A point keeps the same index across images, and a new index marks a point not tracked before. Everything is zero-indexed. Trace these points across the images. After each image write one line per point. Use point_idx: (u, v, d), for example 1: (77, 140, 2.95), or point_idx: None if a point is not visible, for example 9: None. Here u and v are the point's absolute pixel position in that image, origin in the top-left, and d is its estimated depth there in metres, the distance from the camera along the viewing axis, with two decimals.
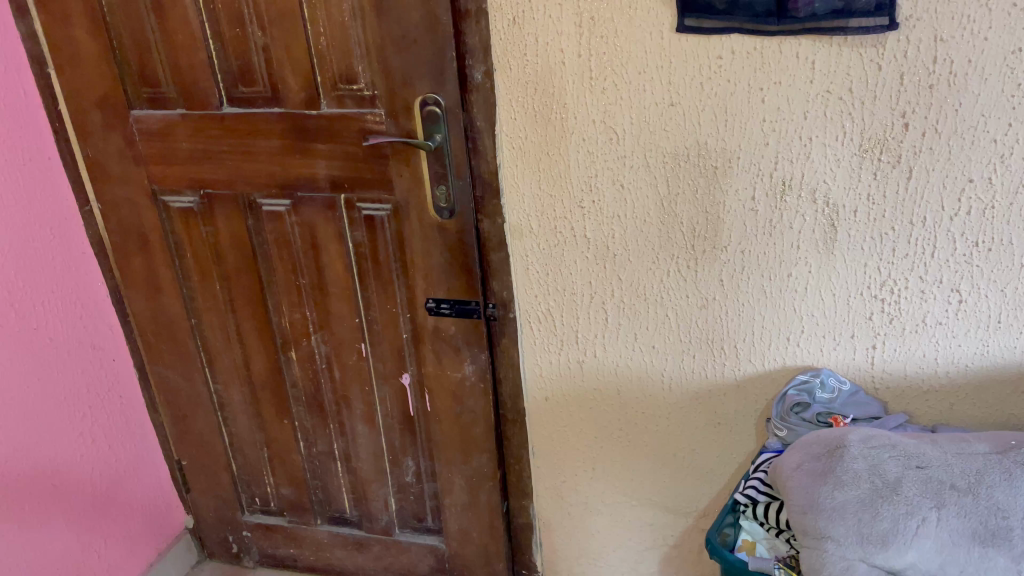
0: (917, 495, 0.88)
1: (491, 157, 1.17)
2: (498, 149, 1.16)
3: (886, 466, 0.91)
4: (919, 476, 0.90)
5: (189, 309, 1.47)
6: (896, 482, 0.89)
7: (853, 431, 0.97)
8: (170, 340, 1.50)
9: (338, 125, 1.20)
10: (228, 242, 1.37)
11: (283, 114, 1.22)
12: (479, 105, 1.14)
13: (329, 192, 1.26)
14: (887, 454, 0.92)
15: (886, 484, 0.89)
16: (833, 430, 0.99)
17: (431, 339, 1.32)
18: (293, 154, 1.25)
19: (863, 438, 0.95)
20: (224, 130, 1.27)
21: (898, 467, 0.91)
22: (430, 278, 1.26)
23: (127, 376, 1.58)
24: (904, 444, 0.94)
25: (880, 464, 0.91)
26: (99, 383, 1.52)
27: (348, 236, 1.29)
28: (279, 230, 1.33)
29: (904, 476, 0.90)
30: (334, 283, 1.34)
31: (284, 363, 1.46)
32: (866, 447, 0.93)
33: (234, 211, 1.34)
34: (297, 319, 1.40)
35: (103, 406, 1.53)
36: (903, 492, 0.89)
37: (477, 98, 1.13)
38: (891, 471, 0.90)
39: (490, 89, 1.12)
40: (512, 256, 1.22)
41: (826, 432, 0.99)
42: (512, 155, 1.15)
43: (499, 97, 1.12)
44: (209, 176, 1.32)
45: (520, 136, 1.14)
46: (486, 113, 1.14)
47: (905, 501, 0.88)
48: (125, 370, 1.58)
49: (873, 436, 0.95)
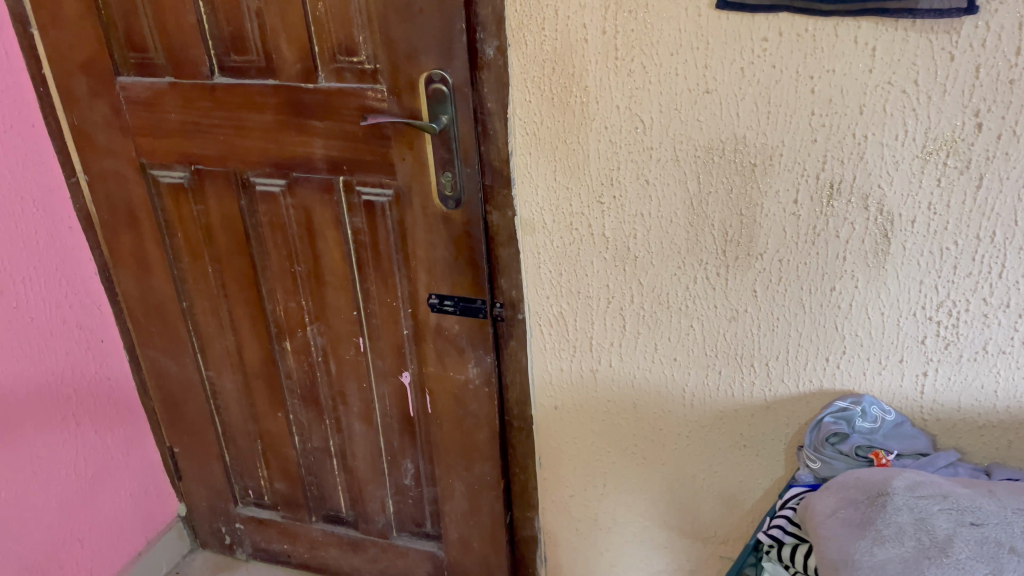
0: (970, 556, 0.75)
1: (501, 144, 1.05)
2: (510, 135, 1.03)
3: (933, 520, 0.78)
4: (976, 535, 0.76)
5: (180, 292, 1.38)
6: (946, 541, 0.76)
7: (901, 473, 0.85)
8: (161, 322, 1.41)
9: (337, 101, 1.09)
10: (220, 222, 1.27)
11: (278, 86, 1.11)
12: (490, 84, 1.01)
13: (326, 174, 1.16)
14: (935, 508, 0.80)
15: (935, 541, 0.77)
16: (876, 470, 0.87)
17: (433, 337, 1.23)
18: (288, 131, 1.14)
19: (909, 486, 0.82)
20: (215, 101, 1.16)
21: (947, 522, 0.78)
22: (434, 272, 1.17)
23: (118, 358, 1.49)
24: (958, 496, 0.81)
25: (926, 519, 0.79)
26: (85, 366, 1.43)
27: (347, 222, 1.19)
28: (274, 212, 1.23)
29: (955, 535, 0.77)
30: (332, 273, 1.24)
31: (278, 353, 1.36)
32: (912, 499, 0.81)
33: (225, 190, 1.24)
34: (291, 308, 1.31)
35: (90, 389, 1.45)
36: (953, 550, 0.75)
37: (489, 76, 1.01)
38: (940, 528, 0.78)
39: (502, 67, 1.00)
40: (522, 252, 1.11)
41: (868, 472, 0.87)
42: (525, 142, 1.03)
43: (513, 76, 1.00)
44: (199, 151, 1.21)
45: (535, 121, 1.01)
46: (497, 95, 1.02)
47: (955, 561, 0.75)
48: (115, 352, 1.49)
49: (921, 485, 0.82)
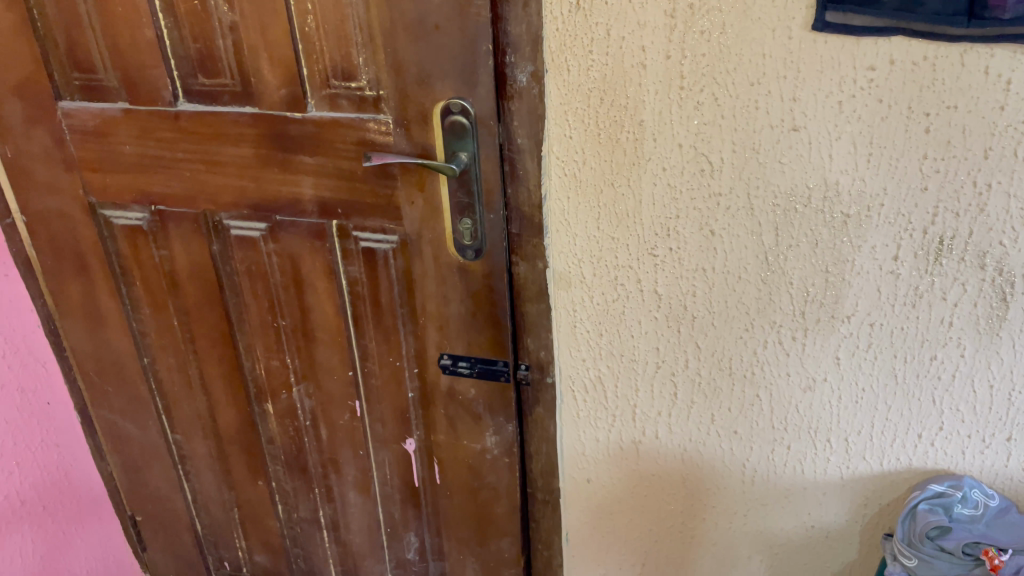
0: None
1: (532, 186, 0.87)
2: (544, 175, 0.86)
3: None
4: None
5: (140, 347, 1.18)
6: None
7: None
8: (118, 380, 1.22)
9: (332, 134, 0.91)
10: (187, 270, 1.08)
11: (257, 115, 0.93)
12: (521, 117, 0.84)
13: (316, 217, 0.97)
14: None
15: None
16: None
17: (444, 402, 1.06)
18: (271, 168, 0.96)
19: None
20: (180, 132, 0.97)
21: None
22: (447, 330, 1.00)
23: (69, 423, 1.28)
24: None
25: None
26: (29, 436, 1.25)
27: (342, 271, 1.01)
28: (253, 260, 1.04)
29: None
30: (322, 328, 1.06)
31: (258, 415, 1.18)
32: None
33: (193, 234, 1.04)
34: (274, 367, 1.12)
35: (35, 461, 1.26)
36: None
37: (519, 106, 0.83)
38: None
39: (536, 96, 0.82)
40: (553, 309, 0.94)
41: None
42: (562, 184, 0.86)
43: (550, 106, 0.82)
44: (161, 189, 1.02)
45: (576, 160, 0.84)
46: (529, 129, 0.84)
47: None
48: (66, 416, 1.28)
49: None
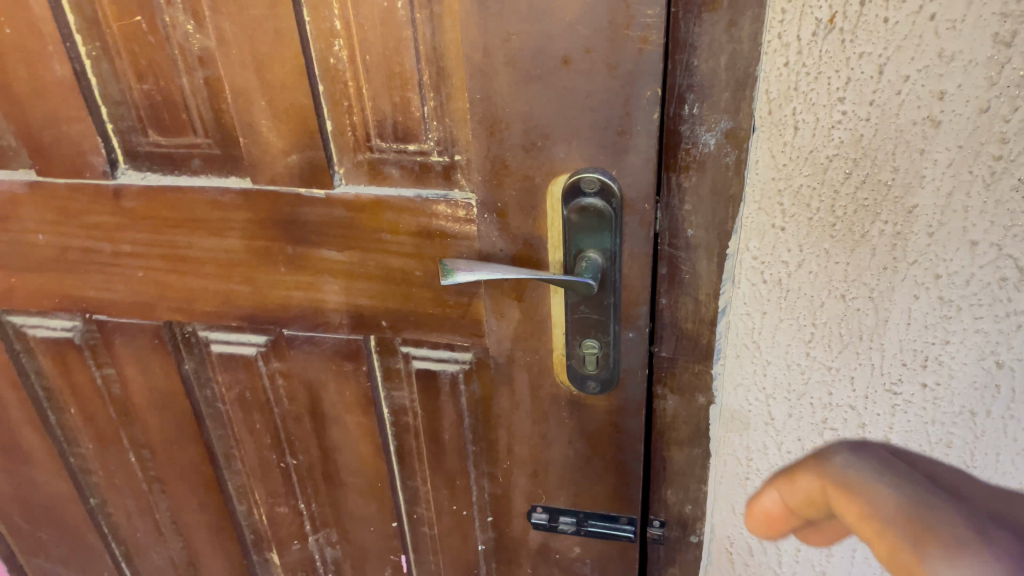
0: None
1: (703, 295, 0.57)
2: (726, 281, 0.56)
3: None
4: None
5: (83, 486, 0.85)
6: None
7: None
8: (56, 526, 0.89)
9: (374, 220, 0.57)
10: (145, 398, 0.74)
11: (248, 192, 0.58)
12: (698, 198, 0.53)
13: (348, 332, 0.64)
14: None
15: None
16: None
17: (531, 560, 0.76)
18: (274, 267, 0.62)
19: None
20: (122, 216, 0.61)
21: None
22: (543, 478, 0.70)
23: None
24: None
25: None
26: None
27: (384, 399, 0.69)
28: (248, 386, 0.71)
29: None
30: (354, 471, 0.74)
31: (258, 565, 0.87)
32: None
33: (152, 353, 0.70)
34: (280, 513, 0.81)
35: None
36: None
37: (698, 182, 0.52)
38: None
39: (729, 167, 0.51)
40: (715, 454, 0.64)
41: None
42: (756, 294, 0.55)
43: (753, 182, 0.51)
44: (98, 294, 0.67)
45: (786, 262, 0.53)
46: (709, 216, 0.53)
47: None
48: None
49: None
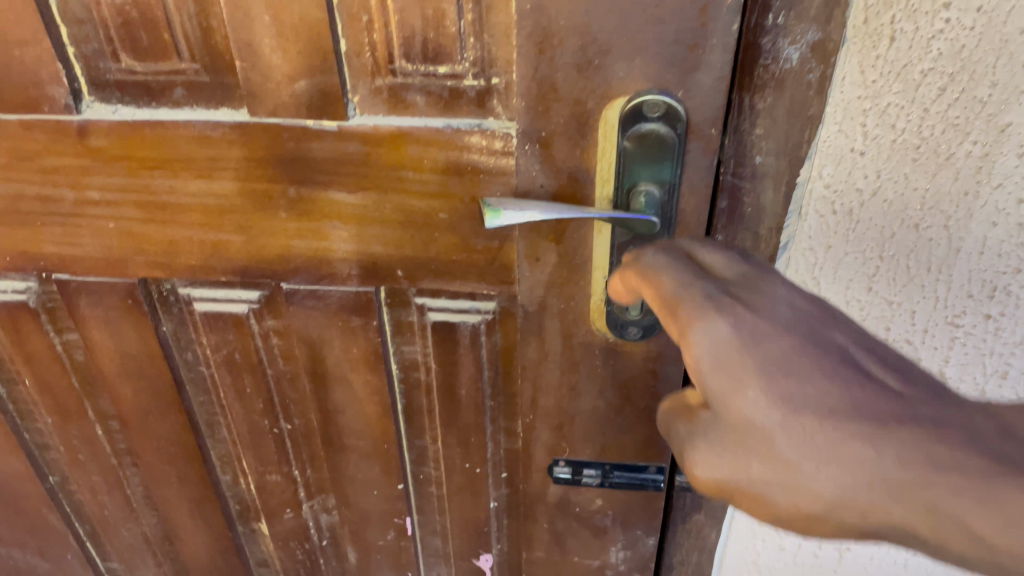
0: (777, 447, 0.33)
1: (765, 230, 0.51)
2: (792, 215, 0.50)
3: (944, 496, 0.29)
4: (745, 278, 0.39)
5: (41, 465, 0.76)
6: (848, 510, 0.32)
7: (846, 463, 0.31)
8: (11, 509, 0.80)
9: (395, 155, 0.50)
10: (116, 367, 0.66)
11: (245, 126, 0.50)
12: (772, 121, 0.46)
13: (358, 284, 0.58)
14: (788, 435, 0.32)
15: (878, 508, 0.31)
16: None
17: (548, 515, 0.72)
18: (273, 213, 0.54)
19: (795, 510, 0.33)
20: (90, 158, 0.53)
21: (873, 421, 0.31)
22: (567, 432, 0.65)
23: None
24: (755, 322, 0.36)
25: (927, 455, 0.30)
26: None
27: (393, 355, 0.63)
28: (237, 347, 0.63)
29: (837, 377, 0.33)
30: (357, 434, 0.68)
31: (244, 537, 0.81)
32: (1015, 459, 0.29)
33: (124, 315, 0.62)
34: (271, 482, 0.74)
35: None
36: (812, 479, 0.32)
37: (774, 102, 0.46)
38: (884, 424, 0.31)
39: (812, 85, 0.45)
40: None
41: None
42: (823, 227, 0.51)
43: (836, 101, 0.46)
44: (58, 249, 0.58)
45: (860, 191, 0.49)
46: (782, 141, 0.47)
47: (765, 469, 0.33)
48: None
49: (797, 462, 0.32)
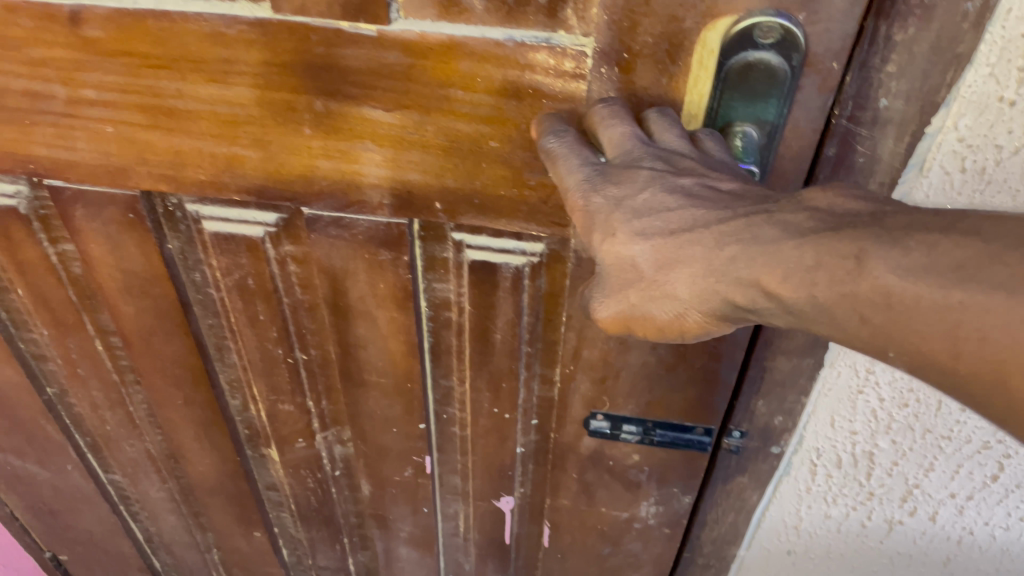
0: (638, 271, 0.36)
1: (875, 185, 0.43)
2: (913, 169, 0.42)
3: (751, 262, 0.33)
4: (630, 154, 0.38)
5: (38, 376, 0.71)
6: (689, 298, 0.36)
7: (683, 262, 0.35)
8: (8, 418, 0.76)
9: (443, 69, 0.42)
10: (116, 284, 0.59)
11: (267, 23, 0.42)
12: (909, 57, 0.38)
13: (389, 214, 0.50)
14: (651, 259, 0.36)
15: (713, 291, 0.35)
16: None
17: (578, 466, 0.67)
18: (296, 128, 0.46)
19: (671, 321, 0.37)
20: (84, 50, 0.44)
21: (697, 229, 0.35)
22: (611, 386, 0.59)
23: None
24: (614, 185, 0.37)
25: (738, 236, 0.34)
26: None
27: (423, 292, 0.57)
28: (250, 272, 0.57)
29: (680, 209, 0.35)
30: (378, 371, 0.62)
31: (252, 461, 0.77)
32: (797, 223, 0.33)
33: (125, 231, 0.55)
34: (283, 412, 0.69)
35: None
36: (663, 285, 0.36)
37: (915, 35, 0.37)
38: (709, 228, 0.35)
39: (966, 18, 0.37)
40: (828, 367, 0.56)
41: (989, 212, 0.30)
42: (946, 186, 0.43)
43: (994, 39, 0.37)
44: (50, 153, 0.51)
45: (1000, 147, 0.41)
46: (918, 82, 0.39)
47: (638, 293, 0.37)
48: None
49: (652, 276, 0.36)
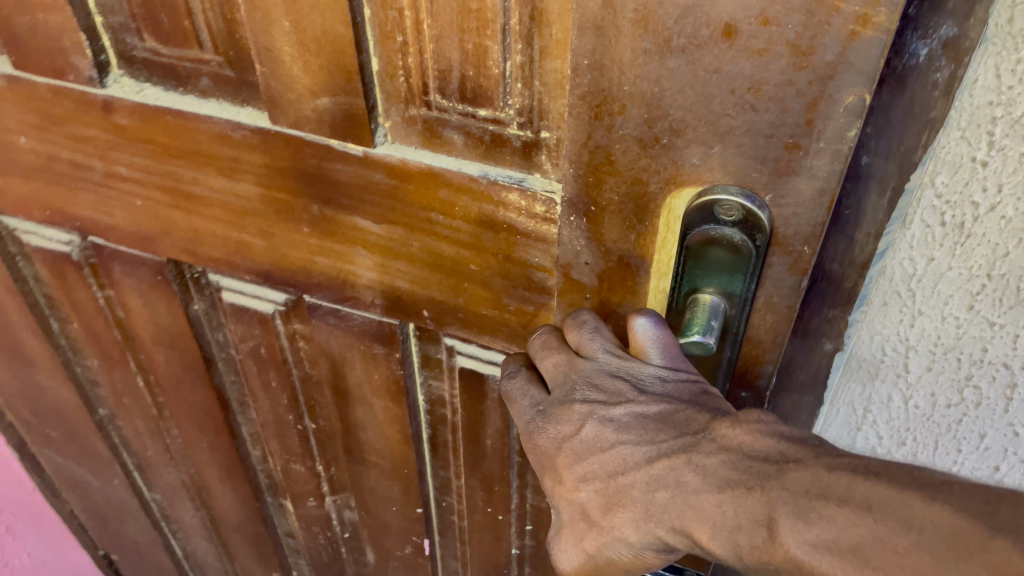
0: (591, 517, 0.40)
1: (862, 235, 0.40)
2: (896, 223, 0.42)
3: (679, 514, 0.36)
4: (564, 385, 0.41)
5: (91, 398, 0.77)
6: (638, 540, 0.38)
7: (621, 507, 0.38)
8: (66, 430, 0.82)
9: (424, 194, 0.43)
10: (149, 333, 0.63)
11: (266, 132, 0.44)
12: (886, 121, 0.35)
13: (382, 314, 0.51)
14: (597, 502, 0.39)
15: (654, 534, 0.38)
16: (956, 508, 0.28)
17: None
18: (295, 225, 0.48)
19: (629, 562, 0.40)
20: (116, 135, 0.48)
21: (629, 474, 0.38)
22: None
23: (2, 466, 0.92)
24: (555, 427, 0.41)
25: (664, 482, 0.36)
26: None
27: (419, 386, 0.57)
28: (262, 343, 0.59)
29: (613, 449, 0.38)
30: (377, 453, 0.63)
31: (272, 508, 0.79)
32: (713, 470, 0.35)
33: (155, 289, 0.59)
34: (295, 470, 0.71)
35: None
36: (611, 526, 0.39)
37: (892, 102, 0.35)
38: (640, 469, 0.37)
39: (937, 87, 0.35)
40: (827, 404, 0.53)
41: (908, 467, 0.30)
42: (928, 239, 0.43)
43: (963, 105, 0.39)
44: (92, 215, 0.55)
45: (977, 204, 0.41)
46: (894, 143, 0.36)
47: (594, 539, 0.40)
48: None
49: (600, 521, 0.39)
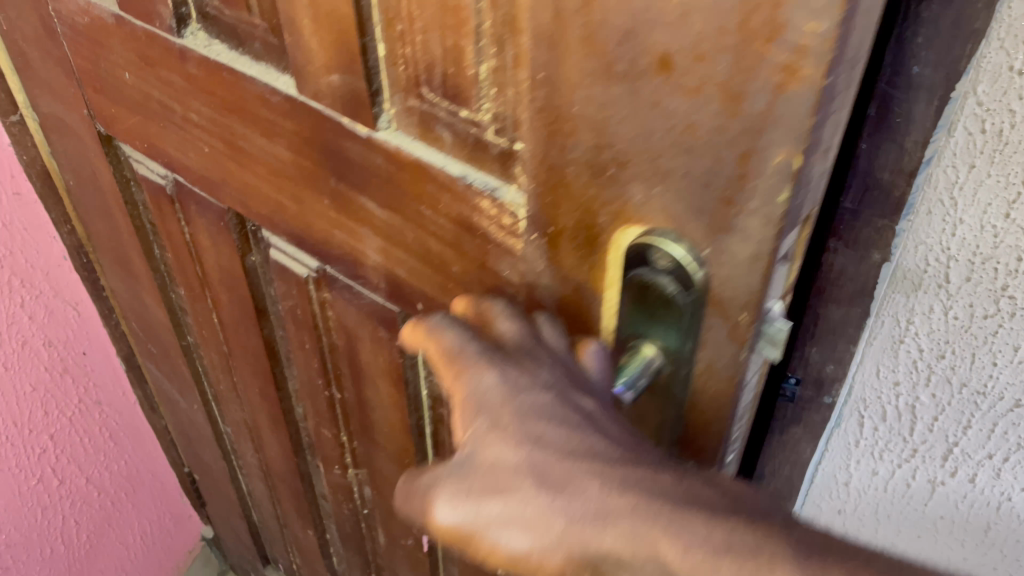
0: (510, 477, 0.32)
1: (911, 144, 0.44)
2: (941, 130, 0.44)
3: (646, 505, 0.30)
4: (529, 352, 0.37)
5: (181, 324, 0.84)
6: (553, 532, 0.31)
7: (564, 483, 0.32)
8: (162, 348, 0.90)
9: (417, 185, 0.43)
10: (218, 274, 0.68)
11: (295, 99, 0.46)
12: (935, 30, 0.40)
13: (386, 299, 0.52)
14: (528, 464, 0.32)
15: (579, 526, 0.31)
16: None
17: None
18: (318, 195, 0.50)
19: (508, 554, 0.32)
20: (189, 82, 0.52)
21: (594, 455, 0.32)
22: None
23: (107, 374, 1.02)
24: (518, 378, 0.36)
25: (637, 478, 0.31)
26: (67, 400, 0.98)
27: (421, 380, 0.57)
28: (298, 304, 0.62)
29: (574, 426, 0.33)
30: (385, 436, 0.64)
31: (310, 467, 0.83)
32: (701, 493, 0.30)
33: (220, 234, 0.63)
34: (325, 435, 0.74)
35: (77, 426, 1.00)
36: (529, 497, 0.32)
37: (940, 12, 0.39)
38: (608, 458, 0.32)
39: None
40: (873, 317, 0.55)
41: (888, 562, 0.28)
42: (970, 145, 0.45)
43: (1004, 17, 0.40)
44: (177, 154, 0.60)
45: (1015, 112, 0.43)
46: (942, 52, 0.40)
47: (498, 505, 0.32)
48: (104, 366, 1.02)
49: (518, 489, 0.32)
